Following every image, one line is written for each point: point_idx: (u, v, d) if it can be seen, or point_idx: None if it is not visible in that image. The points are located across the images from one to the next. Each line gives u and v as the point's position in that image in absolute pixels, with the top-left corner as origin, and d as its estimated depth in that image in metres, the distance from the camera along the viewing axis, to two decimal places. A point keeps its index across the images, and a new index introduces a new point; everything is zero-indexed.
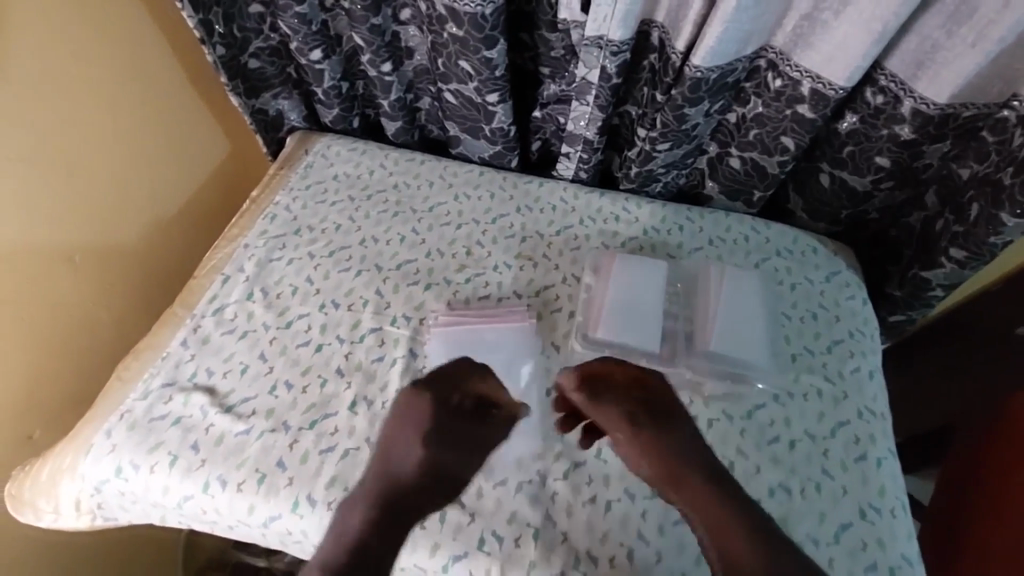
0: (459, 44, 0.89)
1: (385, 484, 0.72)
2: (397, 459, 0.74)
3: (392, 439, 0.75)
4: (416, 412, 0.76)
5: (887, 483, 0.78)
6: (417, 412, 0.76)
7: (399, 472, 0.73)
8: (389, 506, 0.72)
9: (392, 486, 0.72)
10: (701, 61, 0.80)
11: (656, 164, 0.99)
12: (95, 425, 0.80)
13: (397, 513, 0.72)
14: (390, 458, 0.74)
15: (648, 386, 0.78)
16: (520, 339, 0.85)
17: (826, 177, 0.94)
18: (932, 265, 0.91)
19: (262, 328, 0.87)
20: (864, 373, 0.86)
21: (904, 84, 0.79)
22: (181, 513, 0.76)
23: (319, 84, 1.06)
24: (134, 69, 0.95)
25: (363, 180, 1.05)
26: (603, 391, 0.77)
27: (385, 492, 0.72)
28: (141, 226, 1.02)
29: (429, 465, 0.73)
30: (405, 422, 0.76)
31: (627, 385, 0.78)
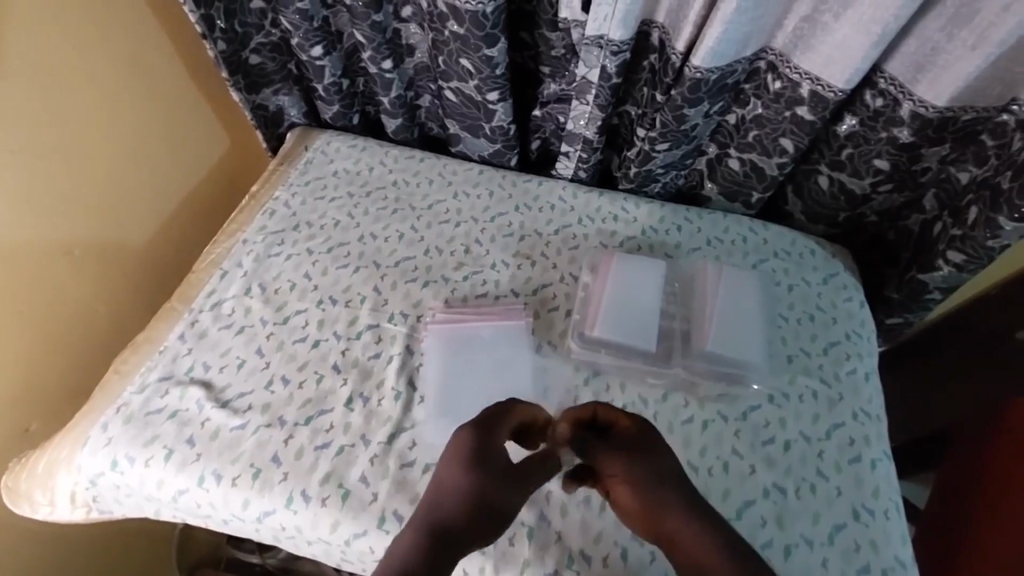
0: (460, 42, 0.89)
1: (440, 507, 0.62)
2: (453, 481, 0.63)
3: (445, 460, 0.65)
4: (473, 429, 0.66)
5: (881, 484, 0.78)
6: (470, 427, 0.66)
7: (447, 500, 0.62)
8: (443, 533, 0.60)
9: (448, 510, 0.62)
10: (701, 61, 0.80)
11: (655, 164, 0.99)
12: (92, 417, 0.80)
13: (451, 544, 0.60)
14: (445, 481, 0.64)
15: (648, 431, 0.67)
16: (516, 337, 0.85)
17: (825, 179, 0.94)
18: (930, 268, 0.91)
19: (259, 323, 0.87)
20: (861, 375, 0.86)
21: (904, 87, 0.79)
22: (176, 507, 0.76)
23: (320, 80, 1.06)
24: (133, 64, 0.95)
25: (362, 177, 1.05)
26: (598, 439, 0.67)
27: (439, 518, 0.61)
28: (140, 220, 1.02)
29: (492, 487, 0.63)
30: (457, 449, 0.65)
31: (625, 429, 0.67)
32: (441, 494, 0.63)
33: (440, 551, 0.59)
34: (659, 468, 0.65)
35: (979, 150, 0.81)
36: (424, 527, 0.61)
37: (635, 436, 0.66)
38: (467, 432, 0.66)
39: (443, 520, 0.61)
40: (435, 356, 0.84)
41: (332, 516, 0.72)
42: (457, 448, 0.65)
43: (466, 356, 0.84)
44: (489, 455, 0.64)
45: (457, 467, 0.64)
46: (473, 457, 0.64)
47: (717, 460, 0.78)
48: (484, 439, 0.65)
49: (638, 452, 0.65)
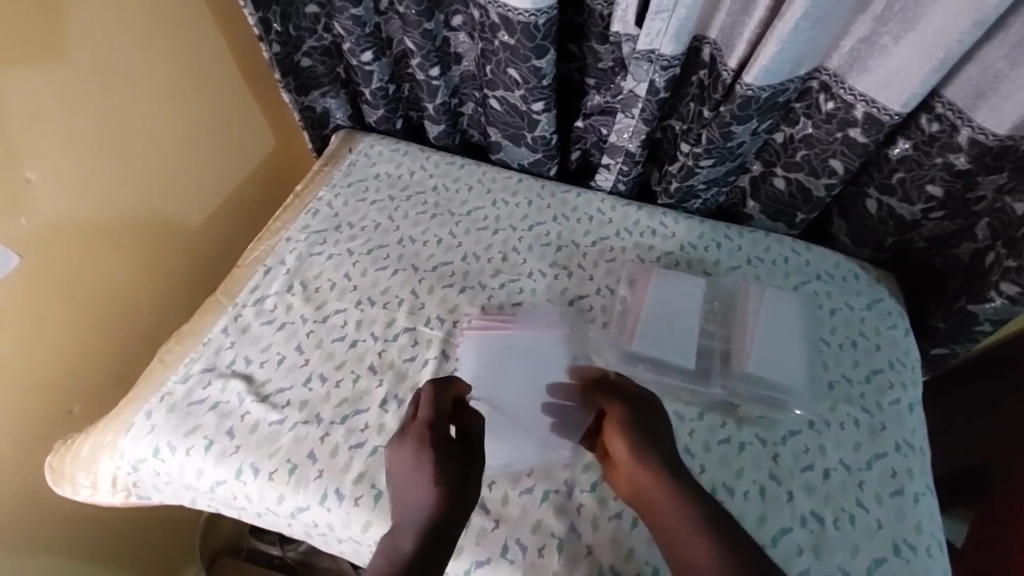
0: (510, 52, 0.90)
1: (418, 497, 0.66)
2: (426, 483, 0.67)
3: (409, 458, 0.69)
4: (421, 423, 0.71)
5: (924, 520, 0.75)
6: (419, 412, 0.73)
7: (420, 488, 0.67)
8: (437, 532, 0.64)
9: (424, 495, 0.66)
10: (754, 79, 0.80)
11: (697, 180, 0.98)
12: (137, 404, 0.82)
13: (445, 535, 0.64)
14: (417, 484, 0.67)
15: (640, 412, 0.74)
16: (548, 363, 0.85)
17: (873, 203, 0.92)
18: (981, 299, 0.88)
19: (300, 320, 0.88)
20: (904, 406, 0.84)
21: (963, 112, 0.77)
22: (212, 497, 0.77)
23: (367, 85, 1.08)
24: (193, 64, 0.99)
25: (403, 180, 1.06)
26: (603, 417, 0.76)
27: (428, 517, 0.65)
28: (188, 215, 1.05)
29: (462, 473, 0.69)
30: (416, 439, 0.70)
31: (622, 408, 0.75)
32: (421, 499, 0.66)
33: (434, 537, 0.63)
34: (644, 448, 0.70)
35: None
36: (418, 528, 0.64)
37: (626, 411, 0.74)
38: (428, 428, 0.71)
39: (433, 518, 0.65)
40: (467, 376, 0.83)
41: (364, 515, 0.72)
42: (418, 447, 0.69)
43: (501, 375, 0.83)
44: (460, 453, 0.70)
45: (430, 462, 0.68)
46: (442, 454, 0.69)
47: (753, 484, 0.76)
48: (429, 419, 0.71)
49: (621, 425, 0.73)
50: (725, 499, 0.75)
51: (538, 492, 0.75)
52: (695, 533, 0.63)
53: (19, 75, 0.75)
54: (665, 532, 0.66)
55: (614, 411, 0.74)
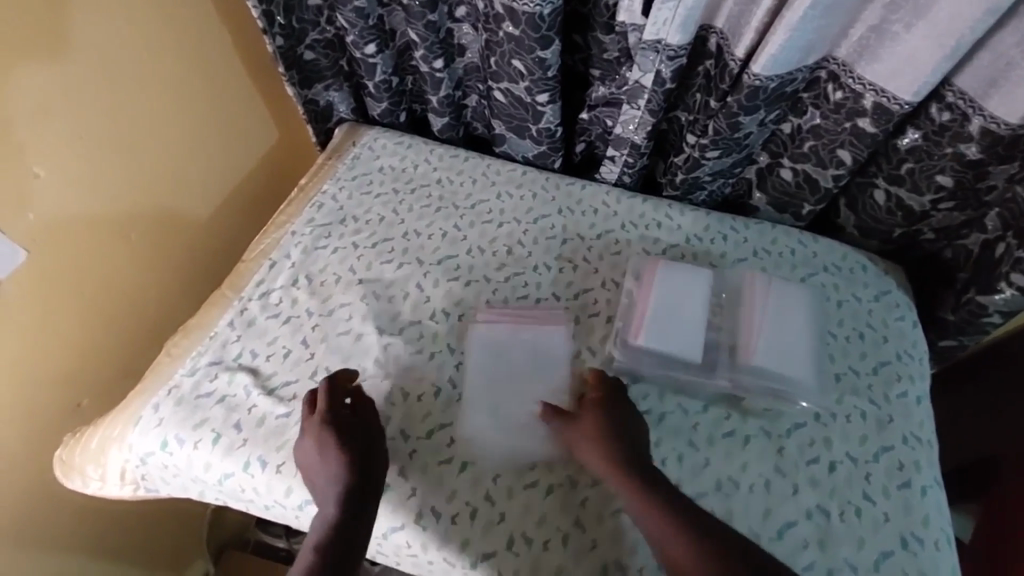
0: (514, 43, 0.89)
1: (328, 479, 0.68)
2: (333, 463, 0.68)
3: (312, 444, 0.71)
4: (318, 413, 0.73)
5: (931, 513, 0.75)
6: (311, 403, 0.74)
7: (329, 470, 0.68)
8: (353, 504, 0.66)
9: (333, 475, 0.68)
10: (761, 69, 0.79)
11: (703, 171, 0.97)
12: (145, 397, 0.82)
13: (362, 507, 0.67)
14: (327, 466, 0.69)
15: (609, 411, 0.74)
16: (552, 363, 0.84)
17: (882, 193, 0.91)
18: (991, 290, 0.87)
19: (305, 314, 0.88)
20: (912, 398, 0.83)
21: (975, 101, 0.76)
22: (220, 490, 0.78)
23: (370, 78, 1.07)
24: (197, 58, 0.99)
25: (407, 174, 1.06)
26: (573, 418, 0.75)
27: (341, 492, 0.67)
28: (194, 211, 1.06)
29: (366, 450, 0.71)
30: (314, 425, 0.72)
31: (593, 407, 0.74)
32: (333, 478, 0.68)
33: (353, 511, 0.66)
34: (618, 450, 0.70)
35: None
36: (337, 504, 0.66)
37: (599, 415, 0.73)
38: (325, 415, 0.72)
39: (348, 491, 0.67)
40: (470, 373, 0.82)
41: None
42: (318, 434, 0.71)
43: (504, 374, 0.83)
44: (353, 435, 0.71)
45: (331, 444, 0.70)
46: (343, 434, 0.71)
47: (759, 477, 0.76)
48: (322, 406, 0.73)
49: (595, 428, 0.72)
50: (731, 492, 0.75)
51: (544, 486, 0.75)
52: (670, 527, 0.63)
53: (25, 69, 0.75)
54: (652, 537, 0.64)
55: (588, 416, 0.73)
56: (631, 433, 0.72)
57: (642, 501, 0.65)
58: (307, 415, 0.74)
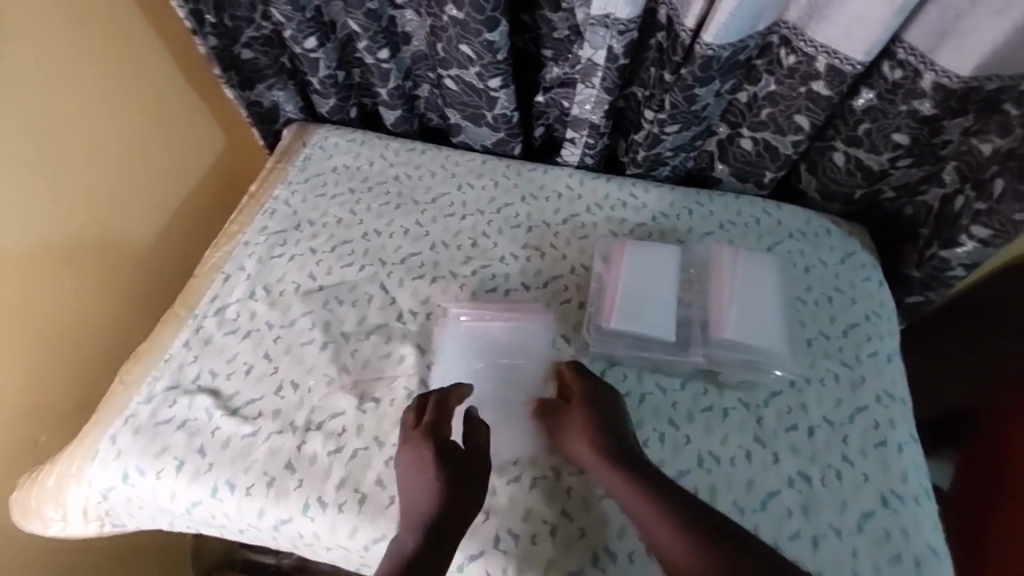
0: (459, 27, 0.86)
1: (418, 499, 0.63)
2: (426, 480, 0.64)
3: (411, 462, 0.66)
4: (421, 430, 0.68)
5: (909, 469, 0.76)
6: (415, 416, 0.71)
7: (422, 488, 0.64)
8: (435, 528, 0.61)
9: (423, 495, 0.63)
10: (712, 38, 0.77)
11: (665, 147, 0.96)
12: (100, 429, 0.78)
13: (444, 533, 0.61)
14: (422, 484, 0.64)
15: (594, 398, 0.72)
16: (532, 353, 0.82)
17: (841, 156, 0.91)
18: (953, 244, 0.88)
19: (265, 327, 0.85)
20: (883, 357, 0.84)
21: (925, 56, 0.76)
22: (190, 518, 0.75)
23: (314, 74, 1.03)
24: (127, 70, 0.93)
25: (362, 172, 1.02)
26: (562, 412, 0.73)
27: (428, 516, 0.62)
28: (142, 230, 1.00)
29: (462, 474, 0.65)
30: (417, 443, 0.67)
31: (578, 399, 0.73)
32: (427, 499, 0.63)
33: (433, 540, 0.60)
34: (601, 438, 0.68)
35: (1003, 121, 0.78)
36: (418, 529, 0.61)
37: (587, 413, 0.70)
38: (425, 432, 0.68)
39: (433, 516, 0.61)
40: (449, 369, 0.80)
41: (350, 522, 0.70)
42: (415, 450, 0.66)
43: (485, 368, 0.81)
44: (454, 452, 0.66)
45: (428, 462, 0.65)
46: (439, 453, 0.65)
47: (739, 449, 0.76)
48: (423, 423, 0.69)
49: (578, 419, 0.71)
50: (713, 467, 0.75)
51: (526, 480, 0.74)
52: (650, 511, 0.60)
53: None
54: (641, 525, 0.61)
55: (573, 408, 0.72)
56: (615, 421, 0.70)
57: (626, 488, 0.63)
58: (408, 431, 0.69)
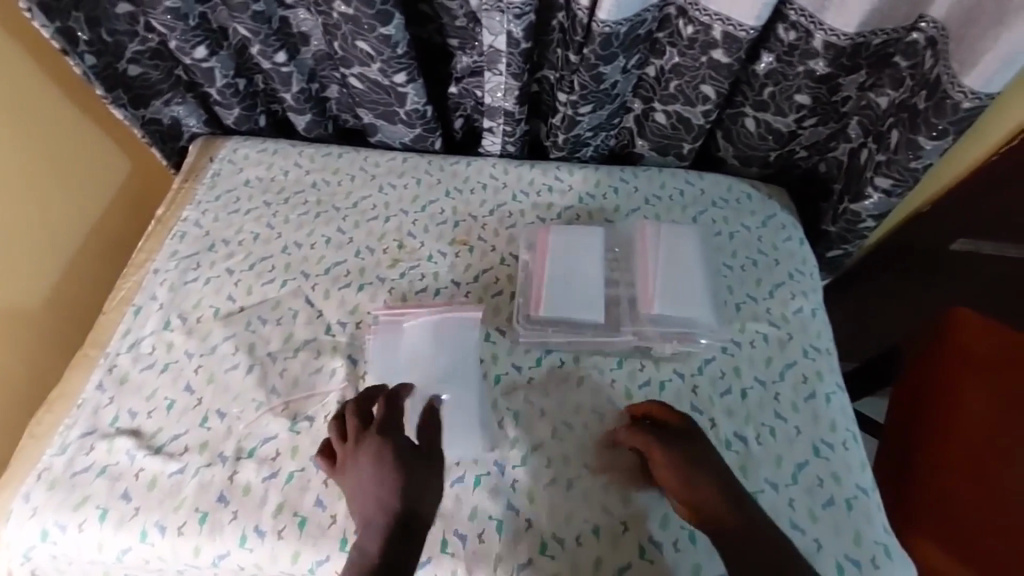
0: (352, 24, 0.83)
1: (380, 499, 0.64)
2: (389, 480, 0.64)
3: (370, 466, 0.66)
4: (379, 433, 0.68)
5: (838, 417, 0.79)
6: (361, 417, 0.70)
7: (382, 489, 0.64)
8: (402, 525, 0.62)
9: (387, 495, 0.64)
10: (608, 15, 0.77)
11: (582, 128, 0.95)
12: (14, 487, 0.73)
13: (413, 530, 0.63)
14: (382, 485, 0.64)
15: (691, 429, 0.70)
16: (465, 337, 0.81)
17: (751, 120, 0.92)
18: (860, 197, 0.91)
19: (185, 357, 0.81)
20: (807, 312, 0.86)
21: (814, 17, 0.77)
22: (124, 566, 0.71)
23: (211, 84, 0.98)
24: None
25: (277, 183, 0.98)
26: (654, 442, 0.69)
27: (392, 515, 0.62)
28: (41, 268, 0.96)
29: (423, 469, 0.66)
30: (375, 446, 0.67)
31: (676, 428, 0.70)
32: (388, 498, 0.64)
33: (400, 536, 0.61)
34: (701, 477, 0.66)
35: (894, 73, 0.82)
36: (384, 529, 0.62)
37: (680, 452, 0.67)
38: (383, 434, 0.68)
39: (397, 514, 0.63)
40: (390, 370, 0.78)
41: (291, 546, 0.68)
42: (376, 453, 0.66)
43: (420, 359, 0.79)
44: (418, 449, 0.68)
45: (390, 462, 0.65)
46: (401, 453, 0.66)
47: None
48: (383, 427, 0.68)
49: (674, 457, 0.67)
50: None
51: (470, 479, 0.73)
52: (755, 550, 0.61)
53: None
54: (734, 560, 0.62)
55: (667, 443, 0.68)
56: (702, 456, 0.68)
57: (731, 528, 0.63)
58: (361, 434, 0.68)
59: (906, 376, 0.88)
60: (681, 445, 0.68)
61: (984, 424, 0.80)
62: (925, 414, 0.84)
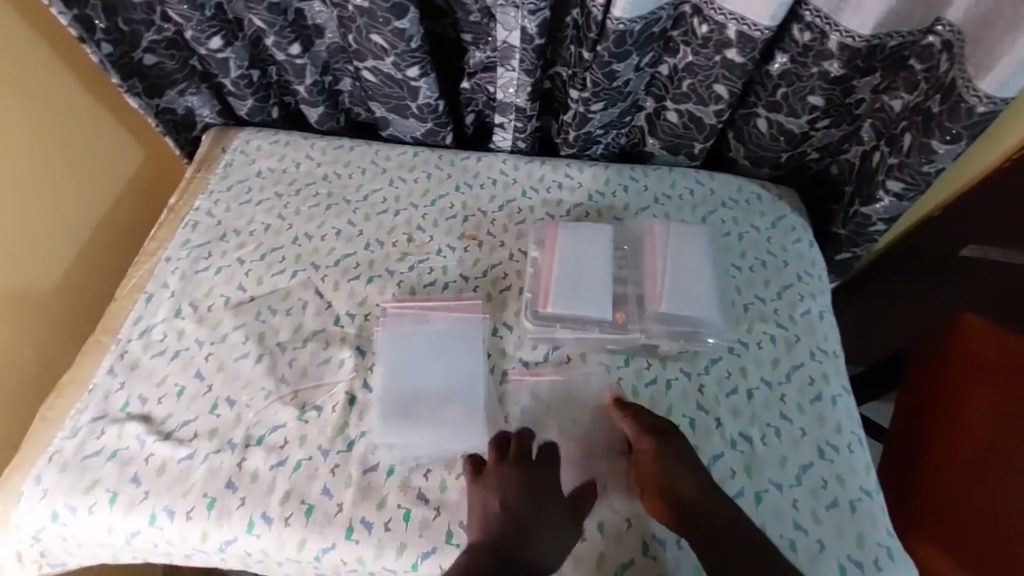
0: (367, 17, 0.83)
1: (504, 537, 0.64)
2: (521, 525, 0.65)
3: (500, 501, 0.67)
4: (514, 473, 0.69)
5: (843, 419, 0.79)
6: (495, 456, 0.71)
7: (508, 528, 0.65)
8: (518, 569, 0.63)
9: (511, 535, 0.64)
10: (623, 12, 0.77)
11: (593, 126, 0.95)
12: (25, 469, 0.74)
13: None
14: (508, 523, 0.65)
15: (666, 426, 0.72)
16: (471, 331, 0.82)
17: (763, 121, 0.92)
18: (871, 200, 0.91)
19: (195, 345, 0.81)
20: (815, 315, 0.86)
21: (830, 18, 0.77)
22: (132, 549, 0.72)
23: (226, 75, 0.98)
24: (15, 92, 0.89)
25: (289, 174, 0.98)
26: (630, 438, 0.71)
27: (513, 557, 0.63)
28: (55, 253, 0.97)
29: (554, 519, 0.67)
30: (508, 486, 0.68)
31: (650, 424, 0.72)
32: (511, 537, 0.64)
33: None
34: (674, 472, 0.68)
35: (909, 75, 0.81)
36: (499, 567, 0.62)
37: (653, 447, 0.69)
38: (518, 475, 0.69)
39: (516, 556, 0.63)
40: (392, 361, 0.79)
41: (297, 534, 0.69)
42: (511, 493, 0.67)
43: (424, 350, 0.80)
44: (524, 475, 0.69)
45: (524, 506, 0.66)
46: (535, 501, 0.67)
47: (683, 418, 0.77)
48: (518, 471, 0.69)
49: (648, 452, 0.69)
50: None
51: None
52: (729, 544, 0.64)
53: None
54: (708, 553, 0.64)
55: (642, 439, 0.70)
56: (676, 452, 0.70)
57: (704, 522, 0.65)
58: (495, 471, 0.69)
59: (912, 377, 0.88)
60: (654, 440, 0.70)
61: (989, 428, 0.80)
62: (931, 417, 0.84)
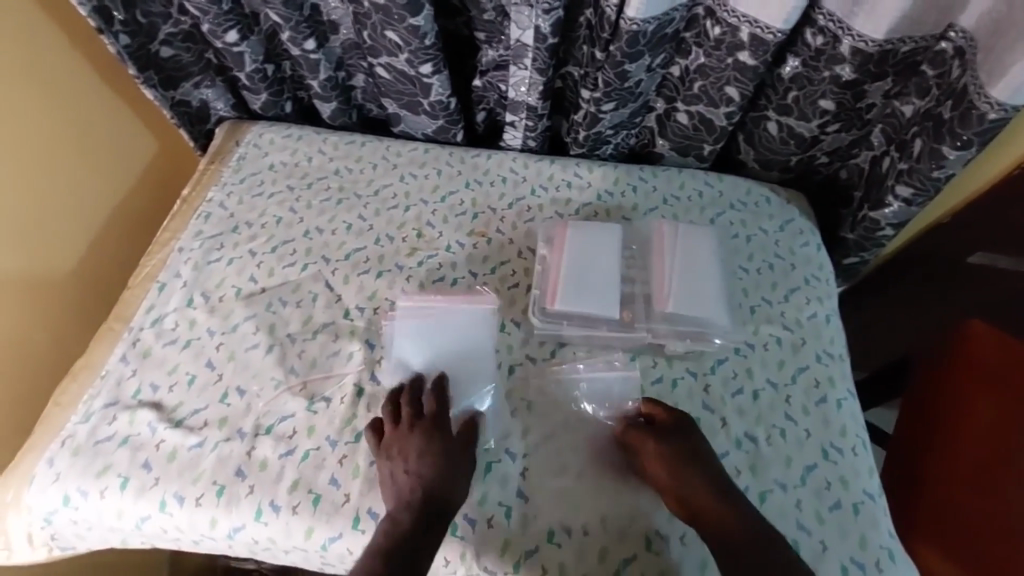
0: (382, 13, 0.84)
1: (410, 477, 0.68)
2: (423, 462, 0.69)
3: (404, 444, 0.71)
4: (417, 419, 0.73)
5: (848, 422, 0.79)
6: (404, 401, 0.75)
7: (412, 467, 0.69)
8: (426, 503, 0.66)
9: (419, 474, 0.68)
10: (636, 12, 0.77)
11: (604, 126, 0.96)
12: (38, 452, 0.76)
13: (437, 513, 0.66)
14: (415, 462, 0.69)
15: (683, 423, 0.72)
16: (484, 324, 0.82)
17: (773, 124, 0.92)
18: (880, 205, 0.91)
19: (206, 335, 0.82)
20: (822, 318, 0.87)
21: (842, 22, 0.77)
22: (142, 534, 0.73)
23: (240, 69, 0.99)
24: (37, 79, 0.91)
25: (301, 168, 0.99)
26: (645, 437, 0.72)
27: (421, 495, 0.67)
28: (70, 241, 0.99)
29: (454, 455, 0.70)
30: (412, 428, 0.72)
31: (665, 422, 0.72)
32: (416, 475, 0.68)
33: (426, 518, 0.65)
34: (687, 469, 0.68)
35: (921, 81, 0.82)
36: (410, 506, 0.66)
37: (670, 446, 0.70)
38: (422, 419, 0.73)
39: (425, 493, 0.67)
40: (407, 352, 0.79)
41: (304, 522, 0.70)
42: (414, 435, 0.71)
43: (438, 343, 0.80)
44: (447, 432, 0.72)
45: (425, 443, 0.70)
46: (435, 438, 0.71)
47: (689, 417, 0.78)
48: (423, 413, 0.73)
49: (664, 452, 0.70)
50: None
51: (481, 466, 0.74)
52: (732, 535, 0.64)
53: None
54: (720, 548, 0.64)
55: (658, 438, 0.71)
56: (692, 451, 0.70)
57: (716, 517, 0.65)
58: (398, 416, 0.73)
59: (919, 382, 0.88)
60: (670, 439, 0.71)
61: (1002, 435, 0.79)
62: (939, 423, 0.84)
